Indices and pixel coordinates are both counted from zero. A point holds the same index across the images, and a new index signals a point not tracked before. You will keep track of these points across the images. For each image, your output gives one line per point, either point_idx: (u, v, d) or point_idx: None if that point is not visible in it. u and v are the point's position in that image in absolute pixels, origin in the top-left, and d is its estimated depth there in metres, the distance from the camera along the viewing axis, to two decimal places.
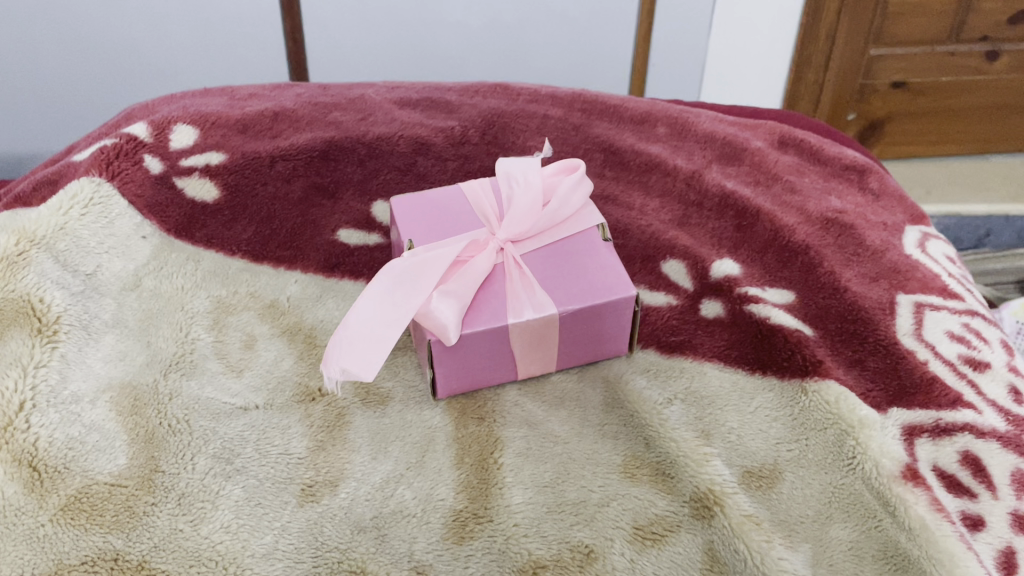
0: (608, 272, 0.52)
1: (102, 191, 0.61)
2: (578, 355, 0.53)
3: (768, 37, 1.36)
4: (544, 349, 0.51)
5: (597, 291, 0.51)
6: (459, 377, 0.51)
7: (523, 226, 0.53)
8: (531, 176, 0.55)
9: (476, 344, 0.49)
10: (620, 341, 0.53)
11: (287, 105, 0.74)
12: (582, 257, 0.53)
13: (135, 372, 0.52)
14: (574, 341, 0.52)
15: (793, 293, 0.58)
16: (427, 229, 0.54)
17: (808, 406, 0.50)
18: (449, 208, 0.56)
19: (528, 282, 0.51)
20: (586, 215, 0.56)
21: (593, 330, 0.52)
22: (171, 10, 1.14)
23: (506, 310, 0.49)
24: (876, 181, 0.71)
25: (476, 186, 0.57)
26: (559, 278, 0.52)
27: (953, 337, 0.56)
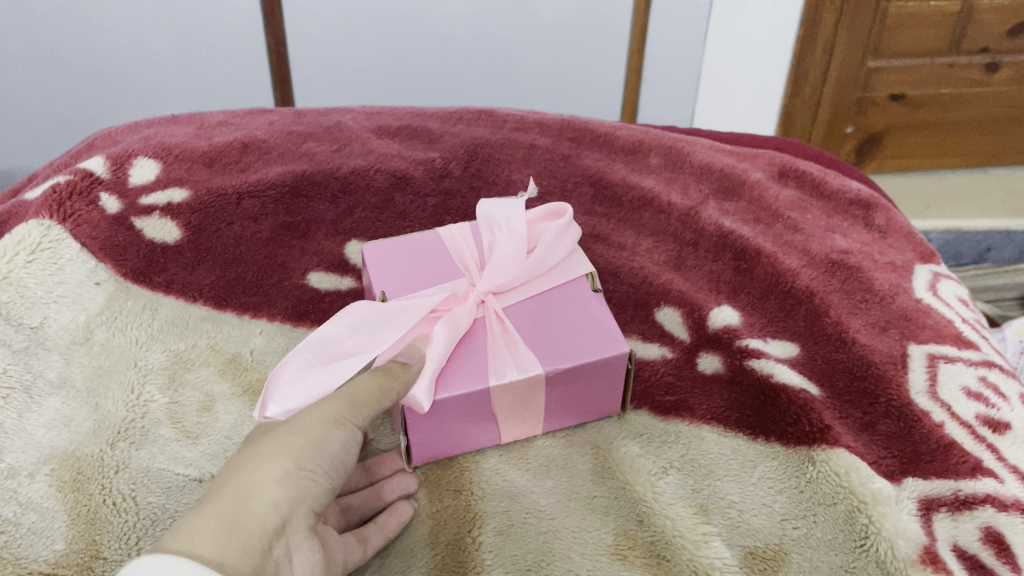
0: (598, 326, 0.48)
1: (52, 235, 0.56)
2: (566, 415, 0.49)
3: (766, 51, 1.32)
4: (529, 412, 0.47)
5: (586, 348, 0.46)
6: (437, 442, 0.47)
7: (505, 277, 0.49)
8: (514, 223, 0.51)
9: (455, 409, 0.45)
10: (612, 400, 0.49)
11: (257, 135, 0.70)
12: (569, 310, 0.49)
13: (80, 441, 0.48)
14: (561, 402, 0.48)
15: (797, 346, 0.53)
16: (400, 279, 0.50)
17: (815, 477, 0.46)
18: (427, 255, 0.52)
19: (510, 338, 0.46)
20: (574, 263, 0.52)
21: (582, 392, 0.48)
22: (148, 25, 1.10)
23: (489, 369, 0.45)
24: (883, 217, 0.67)
25: (454, 232, 0.53)
26: (545, 334, 0.47)
27: (969, 395, 0.52)
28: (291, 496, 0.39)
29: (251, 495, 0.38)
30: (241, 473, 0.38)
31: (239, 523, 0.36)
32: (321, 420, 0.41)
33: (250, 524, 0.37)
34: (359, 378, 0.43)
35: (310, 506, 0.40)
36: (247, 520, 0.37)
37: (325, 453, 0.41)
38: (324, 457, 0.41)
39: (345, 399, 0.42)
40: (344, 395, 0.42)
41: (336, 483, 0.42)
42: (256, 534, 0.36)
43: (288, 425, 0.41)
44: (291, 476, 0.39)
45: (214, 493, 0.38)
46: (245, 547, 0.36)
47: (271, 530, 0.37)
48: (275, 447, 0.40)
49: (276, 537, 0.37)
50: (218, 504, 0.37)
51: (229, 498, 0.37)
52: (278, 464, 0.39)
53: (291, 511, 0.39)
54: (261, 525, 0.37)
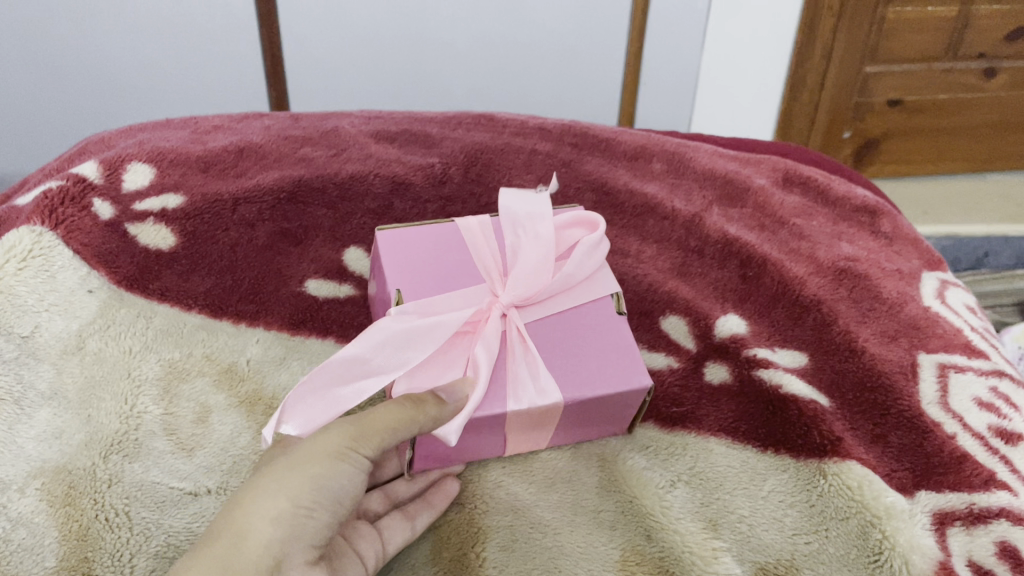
0: (621, 353, 0.46)
1: (43, 242, 0.55)
2: (576, 434, 0.47)
3: (764, 55, 1.31)
4: (536, 431, 0.46)
5: (608, 378, 0.45)
6: (442, 456, 0.46)
7: (529, 289, 0.47)
8: (542, 229, 0.49)
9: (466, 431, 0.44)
10: (624, 424, 0.47)
11: (253, 139, 0.69)
12: (592, 332, 0.47)
13: (71, 455, 0.47)
14: (572, 423, 0.46)
15: (805, 356, 0.52)
16: (415, 278, 0.48)
17: (827, 491, 0.45)
18: (445, 254, 0.50)
19: (532, 359, 0.45)
20: (599, 279, 0.50)
21: (595, 416, 0.46)
22: (142, 26, 1.08)
23: (512, 393, 0.43)
24: (889, 224, 0.66)
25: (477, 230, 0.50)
26: (564, 357, 0.46)
27: (981, 405, 0.51)
28: (288, 537, 0.39)
29: (247, 535, 0.38)
30: (240, 509, 0.39)
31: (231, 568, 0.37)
32: (325, 454, 0.41)
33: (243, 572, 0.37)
34: (384, 406, 0.41)
35: (309, 544, 0.40)
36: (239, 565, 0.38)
37: (327, 488, 0.41)
38: (324, 493, 0.41)
39: (353, 432, 0.41)
40: (351, 428, 0.41)
41: (341, 512, 0.42)
42: None
43: (289, 458, 0.41)
44: (288, 517, 0.39)
45: (213, 530, 0.39)
46: None
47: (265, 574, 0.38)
48: (274, 484, 0.40)
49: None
50: (213, 547, 0.38)
51: (224, 542, 0.38)
52: (274, 503, 0.39)
53: (287, 550, 0.39)
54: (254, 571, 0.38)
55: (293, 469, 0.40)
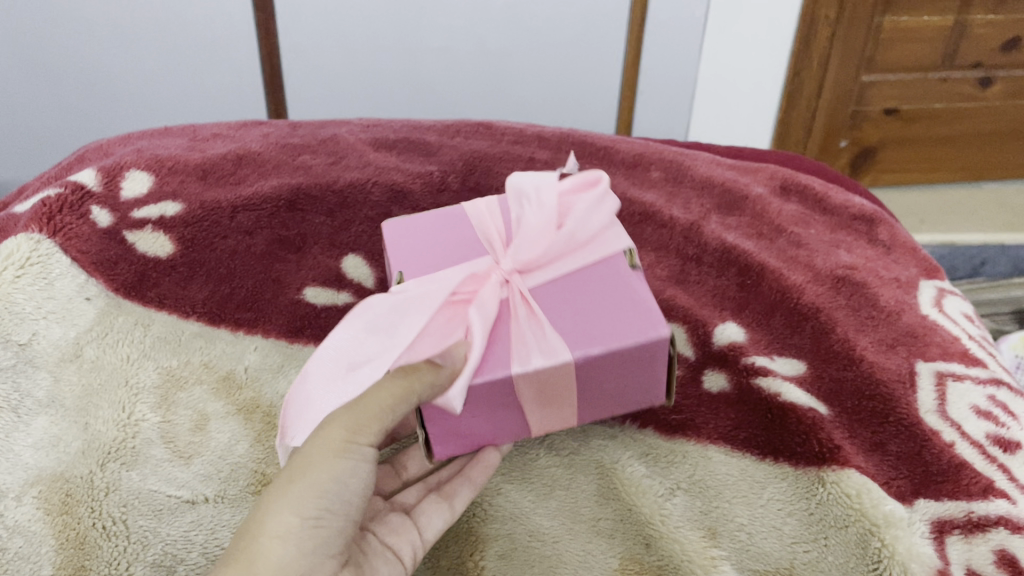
0: (635, 304, 0.45)
1: (42, 249, 0.55)
2: (601, 404, 0.46)
3: (760, 65, 1.32)
4: (558, 399, 0.44)
5: (625, 330, 0.43)
6: (460, 435, 0.44)
7: (531, 254, 0.46)
8: (544, 194, 0.48)
9: (481, 398, 0.42)
10: (654, 389, 0.46)
11: (252, 147, 0.69)
12: (604, 290, 0.45)
13: (68, 462, 0.47)
14: (594, 387, 0.44)
15: (803, 364, 0.52)
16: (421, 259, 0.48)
17: (826, 499, 0.45)
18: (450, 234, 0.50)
19: (536, 320, 0.43)
20: (610, 236, 0.48)
21: (617, 381, 0.44)
22: (141, 34, 1.09)
23: (522, 354, 0.42)
24: (886, 232, 0.66)
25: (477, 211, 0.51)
26: (575, 315, 0.44)
27: (978, 413, 0.51)
28: (299, 549, 0.40)
29: (261, 554, 0.39)
30: (251, 529, 0.40)
31: None
32: (325, 456, 0.41)
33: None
34: (376, 386, 0.41)
35: (323, 551, 0.41)
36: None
37: (335, 490, 0.42)
38: (329, 497, 0.41)
39: (348, 430, 0.42)
40: (345, 424, 0.42)
41: (351, 510, 0.43)
42: None
43: (289, 468, 0.41)
44: (299, 529, 0.40)
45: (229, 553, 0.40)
46: None
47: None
48: (276, 499, 0.40)
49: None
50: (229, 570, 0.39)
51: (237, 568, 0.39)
52: (283, 518, 0.40)
53: (304, 561, 0.40)
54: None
55: (292, 480, 0.41)
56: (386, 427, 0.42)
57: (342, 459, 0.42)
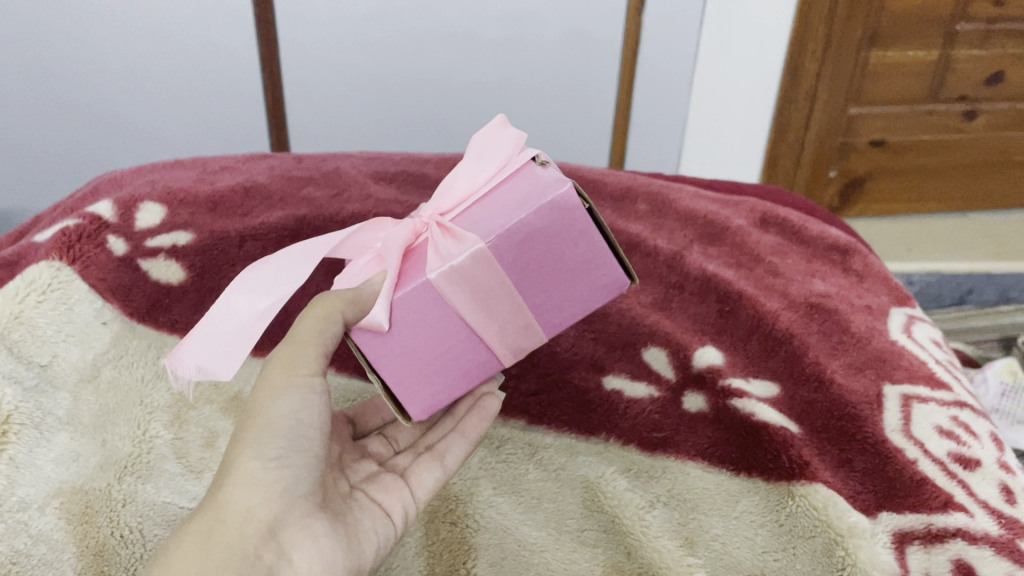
0: (538, 185, 0.40)
1: (61, 276, 0.58)
2: (573, 306, 0.41)
3: (750, 97, 1.36)
4: (511, 301, 0.40)
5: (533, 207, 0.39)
6: (431, 380, 0.41)
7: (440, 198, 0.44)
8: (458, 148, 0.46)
9: (418, 319, 0.40)
10: (611, 266, 0.40)
11: (259, 180, 0.73)
12: (517, 188, 0.42)
13: (88, 476, 0.50)
14: (544, 282, 0.40)
15: (776, 386, 0.56)
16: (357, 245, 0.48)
17: (795, 512, 0.48)
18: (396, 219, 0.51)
19: (446, 232, 0.41)
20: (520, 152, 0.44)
21: (562, 265, 0.40)
22: (150, 66, 1.13)
23: (432, 260, 0.39)
24: (860, 262, 0.70)
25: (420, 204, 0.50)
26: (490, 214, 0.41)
27: (941, 433, 0.55)
28: (264, 491, 0.40)
29: (225, 503, 0.40)
30: (215, 484, 0.40)
31: (212, 536, 0.38)
32: (271, 392, 0.42)
33: (226, 539, 0.38)
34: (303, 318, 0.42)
35: (292, 492, 0.41)
36: (223, 529, 0.39)
37: (286, 432, 0.42)
38: (288, 435, 0.42)
39: (289, 366, 0.42)
40: (282, 359, 0.43)
41: (313, 445, 0.43)
42: (233, 540, 0.39)
43: (243, 415, 0.42)
44: (259, 473, 0.40)
45: (197, 509, 0.40)
46: (223, 559, 0.38)
47: (253, 532, 0.39)
48: (233, 446, 0.41)
49: (263, 541, 0.39)
50: (195, 523, 0.39)
51: (201, 516, 0.39)
52: (241, 466, 0.40)
53: (269, 506, 0.40)
54: (242, 533, 0.39)
55: (246, 425, 0.41)
56: (325, 350, 0.42)
57: (292, 394, 0.42)
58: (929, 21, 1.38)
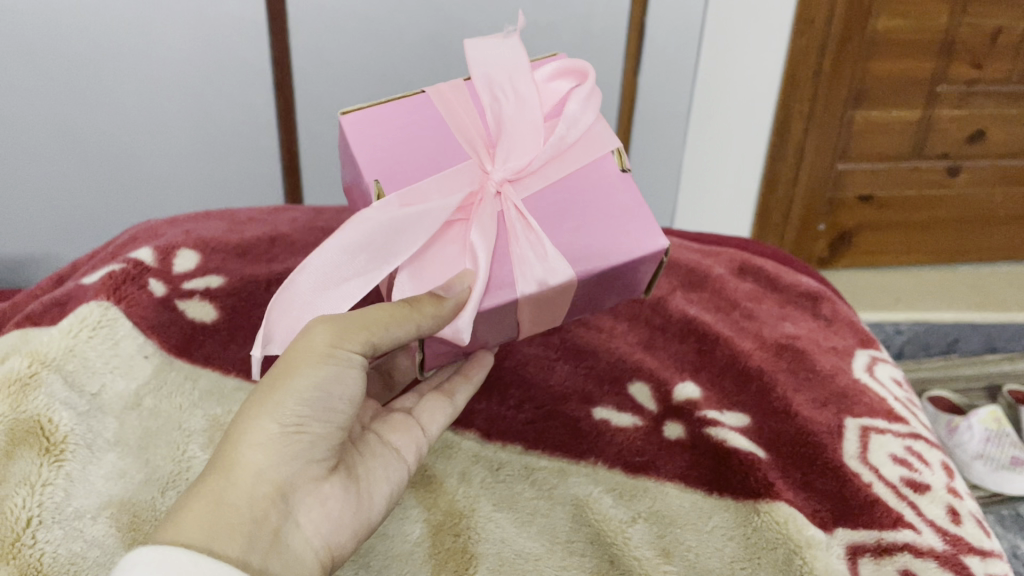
0: (624, 218, 0.51)
1: (110, 314, 0.65)
2: (588, 302, 0.54)
3: (741, 154, 1.45)
4: (551, 310, 0.52)
5: (629, 242, 0.50)
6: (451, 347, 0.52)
7: (520, 163, 0.50)
8: (523, 88, 0.51)
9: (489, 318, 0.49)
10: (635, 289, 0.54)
11: (283, 230, 0.80)
12: (594, 202, 0.51)
13: (134, 490, 0.57)
14: (585, 292, 0.52)
15: (747, 417, 0.63)
16: (392, 167, 0.50)
17: (760, 526, 0.55)
18: (413, 122, 0.52)
19: (535, 240, 0.48)
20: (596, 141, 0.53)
21: (607, 284, 0.52)
22: (174, 121, 1.18)
23: (524, 276, 0.47)
24: (829, 308, 0.77)
25: (442, 96, 0.53)
26: (571, 227, 0.50)
27: (896, 460, 0.61)
28: (277, 457, 0.47)
29: (241, 463, 0.46)
30: (236, 440, 0.47)
31: (227, 492, 0.45)
32: (310, 360, 0.47)
33: (240, 501, 0.45)
34: (382, 308, 0.48)
35: (304, 458, 0.48)
36: (236, 488, 0.46)
37: (311, 402, 0.48)
38: (311, 404, 0.48)
39: (332, 338, 0.47)
40: (334, 331, 0.47)
41: (334, 416, 0.49)
42: (244, 499, 0.46)
43: (273, 377, 0.48)
44: (276, 439, 0.47)
45: (217, 459, 0.47)
46: (235, 516, 0.45)
47: (263, 494, 0.46)
48: (258, 409, 0.47)
49: (271, 503, 0.46)
50: (213, 475, 0.46)
51: (219, 473, 0.46)
52: (261, 430, 0.47)
53: (280, 469, 0.47)
54: (253, 497, 0.46)
55: (273, 389, 0.47)
56: (371, 339, 0.47)
57: (325, 369, 0.47)
58: (911, 83, 1.46)
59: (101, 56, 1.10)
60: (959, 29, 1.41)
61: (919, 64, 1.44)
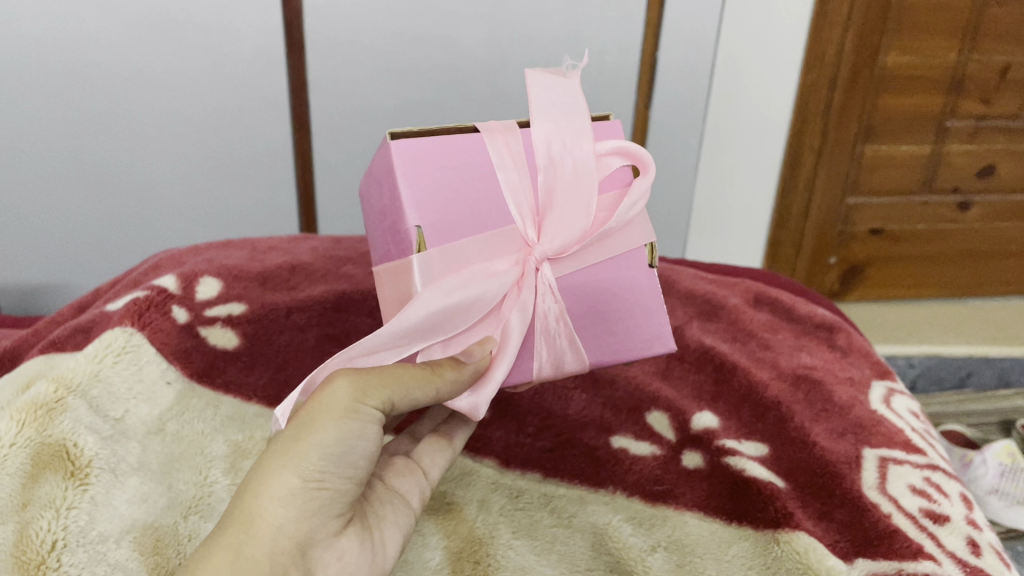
0: (643, 313, 0.54)
1: (134, 340, 0.65)
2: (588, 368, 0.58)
3: (752, 188, 1.45)
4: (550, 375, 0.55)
5: (641, 340, 0.54)
6: None
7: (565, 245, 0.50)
8: (583, 167, 0.50)
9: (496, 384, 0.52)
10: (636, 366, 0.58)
11: (303, 259, 0.81)
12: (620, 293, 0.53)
13: (158, 514, 0.57)
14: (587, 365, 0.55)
15: (765, 447, 0.63)
16: (438, 214, 0.48)
17: (780, 555, 0.55)
18: (463, 161, 0.50)
19: (558, 325, 0.51)
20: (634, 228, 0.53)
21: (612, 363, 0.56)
22: (194, 151, 1.20)
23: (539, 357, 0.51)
24: (844, 339, 0.77)
25: (497, 137, 0.50)
26: (591, 313, 0.52)
27: (914, 491, 0.61)
28: (298, 511, 0.45)
29: (261, 516, 0.44)
30: (253, 493, 0.45)
31: (246, 546, 0.43)
32: (333, 416, 0.45)
33: (263, 555, 0.43)
34: (397, 369, 0.47)
35: (323, 514, 0.46)
36: (255, 540, 0.43)
37: (333, 456, 0.46)
38: (333, 459, 0.46)
39: (352, 393, 0.46)
40: (355, 386, 0.46)
41: (354, 471, 0.47)
42: (265, 552, 0.43)
43: (295, 426, 0.46)
44: (296, 493, 0.45)
45: (231, 512, 0.45)
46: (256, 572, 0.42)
47: (283, 548, 0.44)
48: (278, 461, 0.45)
49: (291, 558, 0.44)
50: (231, 528, 0.44)
51: (239, 526, 0.43)
52: (281, 484, 0.45)
53: (300, 524, 0.45)
54: (274, 550, 0.43)
55: (294, 441, 0.45)
56: (392, 396, 0.46)
57: (352, 423, 0.46)
58: (921, 117, 1.47)
59: (124, 87, 1.13)
60: (966, 65, 1.43)
61: (929, 99, 1.45)
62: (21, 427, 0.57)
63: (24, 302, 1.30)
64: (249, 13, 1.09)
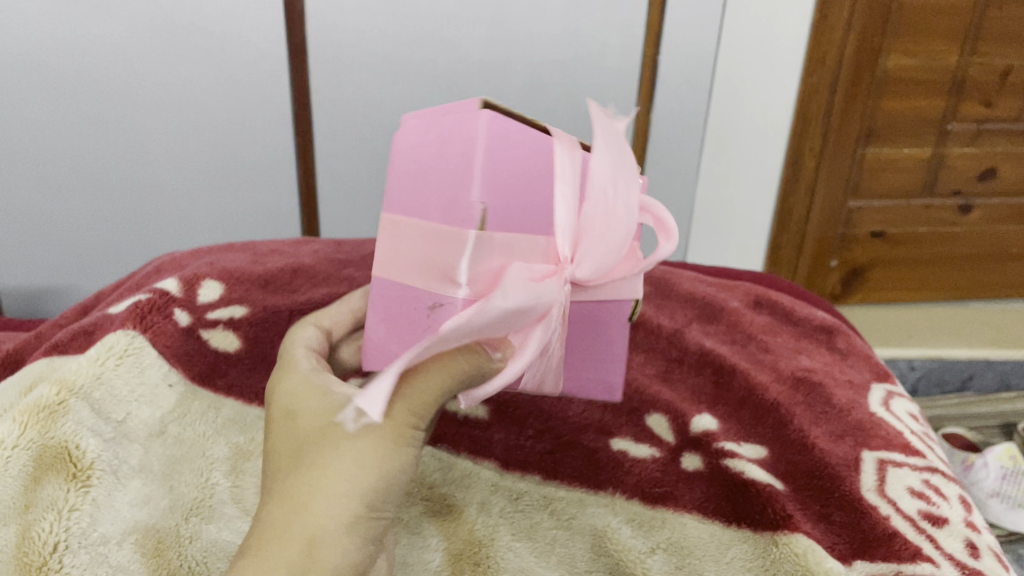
0: (609, 357, 0.54)
1: (135, 343, 0.65)
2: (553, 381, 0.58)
3: (753, 191, 1.45)
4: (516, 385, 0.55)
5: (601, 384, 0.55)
6: None
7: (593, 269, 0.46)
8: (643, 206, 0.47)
9: None
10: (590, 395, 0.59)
11: (305, 262, 0.82)
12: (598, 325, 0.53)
13: (159, 516, 0.58)
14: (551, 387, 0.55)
15: (764, 449, 0.63)
16: (498, 197, 0.45)
17: (779, 557, 0.55)
18: (528, 154, 0.46)
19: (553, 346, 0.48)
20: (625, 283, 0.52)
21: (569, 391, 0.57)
22: (196, 155, 1.20)
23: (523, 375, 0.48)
24: (843, 342, 0.78)
25: (568, 148, 0.46)
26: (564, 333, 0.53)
27: (913, 493, 0.61)
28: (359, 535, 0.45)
29: (323, 544, 0.43)
30: (313, 522, 0.43)
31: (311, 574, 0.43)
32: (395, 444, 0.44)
33: None
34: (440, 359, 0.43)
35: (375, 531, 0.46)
36: (315, 571, 0.43)
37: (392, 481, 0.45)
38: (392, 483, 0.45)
39: (412, 419, 0.44)
40: (414, 414, 0.44)
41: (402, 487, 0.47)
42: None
43: (350, 451, 0.44)
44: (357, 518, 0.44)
45: (287, 537, 0.43)
46: None
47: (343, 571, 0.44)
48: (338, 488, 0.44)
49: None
50: (292, 557, 0.43)
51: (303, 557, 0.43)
52: (342, 512, 0.44)
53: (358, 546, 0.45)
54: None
55: (356, 469, 0.44)
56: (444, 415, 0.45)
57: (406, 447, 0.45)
58: (922, 120, 1.48)
59: (126, 91, 1.13)
60: (967, 68, 1.43)
61: (929, 102, 1.46)
62: (24, 430, 0.57)
63: (26, 305, 1.31)
64: (252, 18, 1.10)
